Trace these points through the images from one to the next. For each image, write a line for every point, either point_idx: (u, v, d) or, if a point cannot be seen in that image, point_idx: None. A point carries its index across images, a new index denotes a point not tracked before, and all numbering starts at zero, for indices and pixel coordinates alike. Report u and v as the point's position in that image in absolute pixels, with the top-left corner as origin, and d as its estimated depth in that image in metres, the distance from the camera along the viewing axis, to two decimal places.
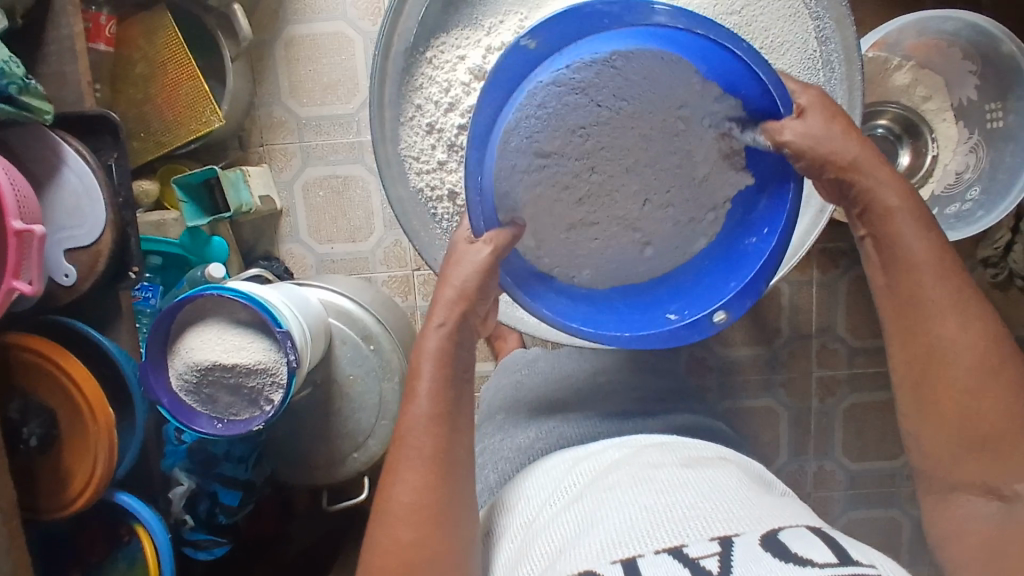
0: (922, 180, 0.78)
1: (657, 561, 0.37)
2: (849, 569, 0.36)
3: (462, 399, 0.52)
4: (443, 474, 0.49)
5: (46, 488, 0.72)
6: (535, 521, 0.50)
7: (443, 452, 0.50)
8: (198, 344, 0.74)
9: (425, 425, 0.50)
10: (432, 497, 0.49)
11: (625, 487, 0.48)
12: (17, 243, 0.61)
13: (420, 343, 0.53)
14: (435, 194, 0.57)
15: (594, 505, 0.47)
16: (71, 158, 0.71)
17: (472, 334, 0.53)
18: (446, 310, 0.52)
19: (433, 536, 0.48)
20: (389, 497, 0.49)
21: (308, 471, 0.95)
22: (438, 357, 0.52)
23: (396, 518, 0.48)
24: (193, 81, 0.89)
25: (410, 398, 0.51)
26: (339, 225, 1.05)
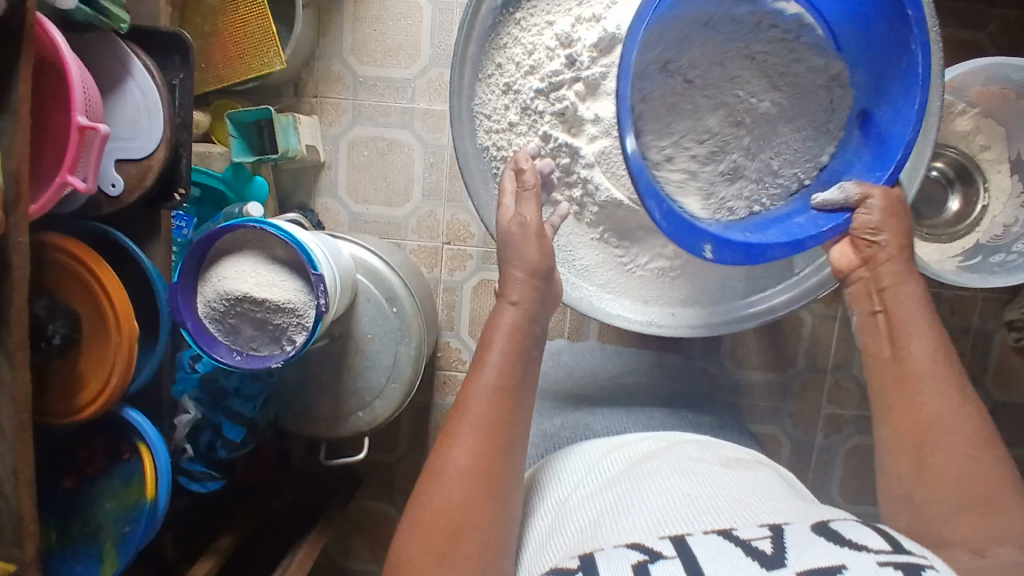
0: (968, 228, 0.78)
1: (708, 539, 0.37)
2: (906, 557, 0.36)
3: (529, 375, 0.52)
4: (503, 448, 0.48)
5: (58, 392, 0.72)
6: (567, 500, 0.50)
7: (505, 424, 0.49)
8: (231, 274, 0.75)
9: (489, 393, 0.49)
10: (489, 462, 0.47)
11: (665, 475, 0.48)
12: (79, 138, 0.61)
13: (493, 318, 0.53)
14: (501, 156, 0.58)
15: (636, 487, 0.47)
16: (138, 72, 0.72)
17: (545, 312, 0.54)
18: (522, 290, 0.53)
19: (483, 499, 0.46)
20: (444, 458, 0.47)
21: (310, 423, 0.95)
22: (512, 332, 0.52)
23: (451, 481, 0.46)
24: (262, 21, 0.90)
25: (477, 368, 0.51)
26: (378, 187, 1.05)
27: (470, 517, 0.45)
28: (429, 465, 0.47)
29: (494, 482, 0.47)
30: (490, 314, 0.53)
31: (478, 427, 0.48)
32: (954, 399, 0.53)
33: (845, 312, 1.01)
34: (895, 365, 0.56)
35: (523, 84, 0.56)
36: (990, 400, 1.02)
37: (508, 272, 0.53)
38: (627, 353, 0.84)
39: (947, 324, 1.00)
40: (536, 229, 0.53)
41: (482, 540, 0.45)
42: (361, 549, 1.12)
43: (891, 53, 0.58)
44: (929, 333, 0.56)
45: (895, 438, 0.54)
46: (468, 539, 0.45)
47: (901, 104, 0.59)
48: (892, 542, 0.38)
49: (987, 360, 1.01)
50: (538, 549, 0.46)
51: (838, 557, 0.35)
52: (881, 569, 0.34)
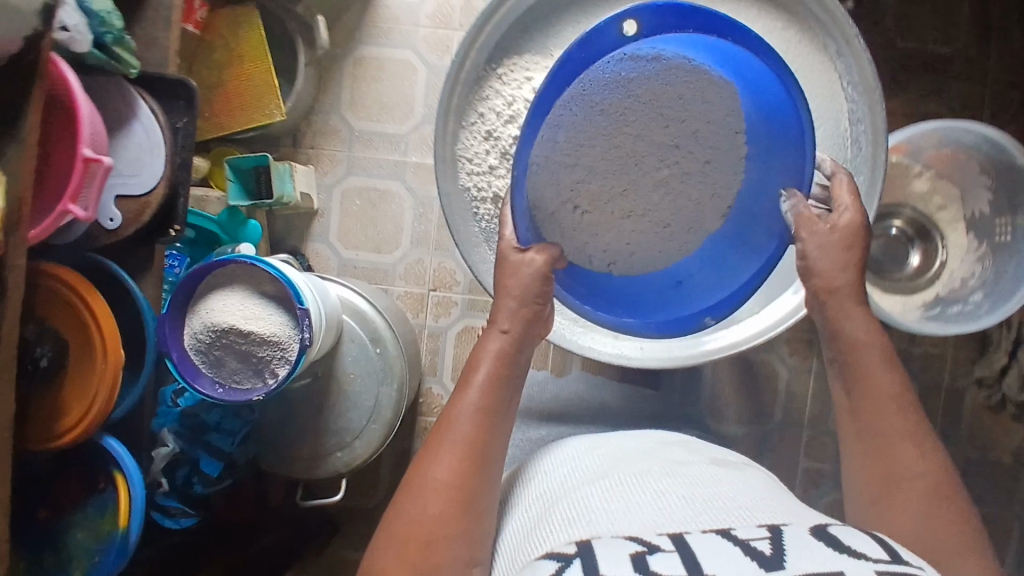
0: (929, 281, 0.82)
1: (708, 538, 0.38)
2: (901, 568, 0.36)
3: (509, 401, 0.54)
4: (478, 464, 0.50)
5: (39, 417, 0.73)
6: (558, 491, 0.51)
7: (482, 444, 0.50)
8: (218, 307, 0.77)
9: (472, 413, 0.51)
10: (468, 479, 0.49)
11: (658, 475, 0.49)
12: (83, 170, 0.64)
13: (481, 343, 0.55)
14: (480, 196, 0.62)
15: (619, 484, 0.48)
16: (144, 115, 0.76)
17: (532, 344, 0.57)
18: (514, 319, 0.55)
19: (457, 514, 0.47)
20: (423, 473, 0.49)
21: (288, 463, 0.96)
22: (497, 357, 0.54)
23: (429, 493, 0.48)
24: (265, 75, 0.96)
25: (462, 389, 0.53)
26: (368, 235, 1.09)
27: (445, 529, 0.47)
28: (408, 479, 0.49)
29: (468, 498, 0.48)
30: (482, 337, 0.56)
31: (460, 444, 0.50)
32: (917, 452, 0.54)
33: (819, 367, 1.04)
34: (856, 414, 0.58)
35: (502, 131, 0.60)
36: (964, 459, 1.02)
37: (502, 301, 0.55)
38: (603, 397, 0.86)
39: (920, 381, 1.02)
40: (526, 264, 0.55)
41: (455, 552, 0.47)
42: None
43: (836, 109, 0.63)
44: (889, 384, 0.57)
45: (862, 490, 0.55)
46: (443, 553, 0.46)
47: (848, 160, 0.63)
48: (889, 552, 0.39)
49: (961, 418, 1.02)
50: (527, 535, 0.47)
51: (834, 561, 0.35)
52: None
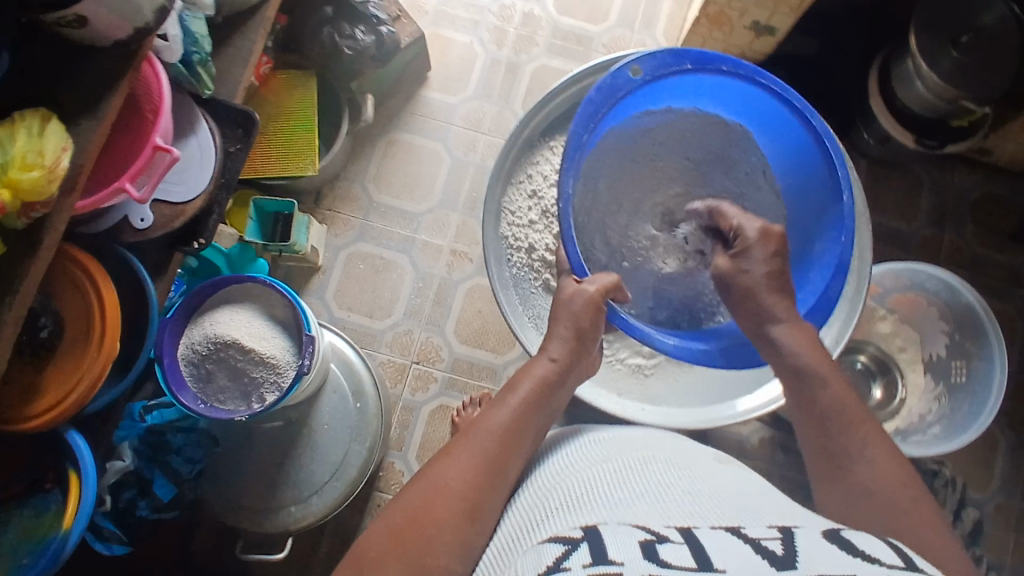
0: (889, 415, 0.89)
1: (718, 534, 0.39)
2: (914, 573, 0.37)
3: (536, 428, 0.58)
4: (493, 479, 0.52)
5: (9, 396, 0.70)
6: (571, 472, 0.52)
7: (501, 462, 0.54)
8: (225, 320, 0.78)
9: (499, 430, 0.55)
10: (479, 488, 0.51)
11: (670, 472, 0.49)
12: (150, 156, 0.68)
13: (526, 366, 0.62)
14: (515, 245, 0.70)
15: (633, 470, 0.49)
16: (202, 131, 0.81)
17: (572, 378, 0.63)
18: (561, 350, 0.63)
19: (463, 521, 0.49)
20: (438, 476, 0.52)
21: (235, 508, 0.91)
22: (537, 381, 0.60)
23: (438, 495, 0.50)
24: (309, 135, 1.05)
25: (496, 406, 0.58)
26: (364, 299, 1.12)
27: (445, 531, 0.48)
28: (425, 474, 0.52)
29: (477, 509, 0.50)
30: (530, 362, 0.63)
31: (476, 457, 0.53)
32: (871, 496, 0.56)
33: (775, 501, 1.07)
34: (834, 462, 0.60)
35: (546, 193, 0.71)
36: None
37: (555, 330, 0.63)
38: None
39: None
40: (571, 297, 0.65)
41: (449, 558, 0.47)
42: None
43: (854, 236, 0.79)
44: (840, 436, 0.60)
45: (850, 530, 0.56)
46: (436, 556, 0.47)
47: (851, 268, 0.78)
48: (902, 558, 0.39)
49: None
50: (538, 510, 0.48)
51: (846, 564, 0.36)
52: None
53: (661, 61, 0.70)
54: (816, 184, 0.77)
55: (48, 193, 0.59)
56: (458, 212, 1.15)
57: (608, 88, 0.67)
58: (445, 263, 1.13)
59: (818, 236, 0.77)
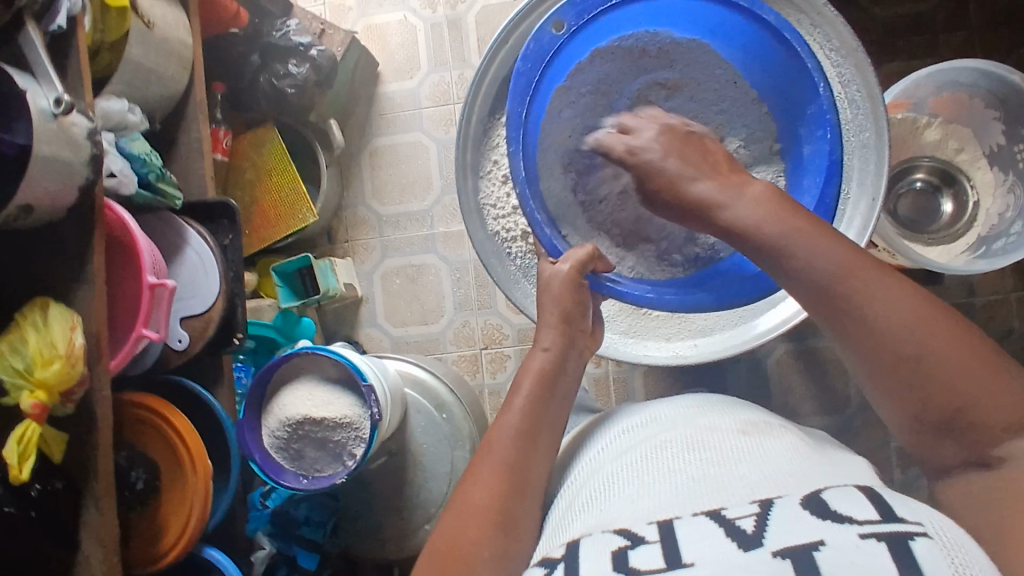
0: (967, 225, 0.82)
1: (696, 521, 0.40)
2: (891, 525, 0.37)
3: (553, 419, 0.57)
4: (516, 485, 0.52)
5: (142, 542, 0.76)
6: (588, 474, 0.54)
7: (520, 465, 0.53)
8: (290, 400, 0.81)
9: (511, 434, 0.55)
10: (503, 498, 0.51)
11: (676, 451, 0.50)
12: (150, 295, 0.70)
13: (525, 363, 0.61)
14: (510, 235, 0.68)
15: (641, 459, 0.51)
16: (194, 239, 0.82)
17: (576, 352, 0.62)
18: (552, 337, 0.62)
19: (493, 535, 0.50)
20: (464, 493, 0.52)
21: (380, 545, 0.97)
22: (541, 374, 0.59)
23: (469, 511, 0.51)
24: (294, 184, 1.02)
25: (505, 409, 0.57)
26: (413, 309, 1.13)
27: (480, 550, 0.49)
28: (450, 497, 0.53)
29: (504, 516, 0.51)
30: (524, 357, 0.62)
31: (498, 468, 0.53)
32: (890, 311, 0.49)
33: None
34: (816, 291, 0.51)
35: None
36: None
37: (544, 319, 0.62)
38: None
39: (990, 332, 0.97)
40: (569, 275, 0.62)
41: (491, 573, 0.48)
42: None
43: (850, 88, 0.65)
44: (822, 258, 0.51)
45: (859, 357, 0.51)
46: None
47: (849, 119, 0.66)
48: (887, 511, 0.39)
49: None
50: (556, 520, 0.51)
51: (818, 530, 0.36)
52: (861, 541, 0.35)
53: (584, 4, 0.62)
54: (787, 69, 0.65)
55: (76, 375, 0.63)
56: None
57: (534, 54, 0.63)
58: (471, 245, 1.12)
59: (804, 135, 0.67)
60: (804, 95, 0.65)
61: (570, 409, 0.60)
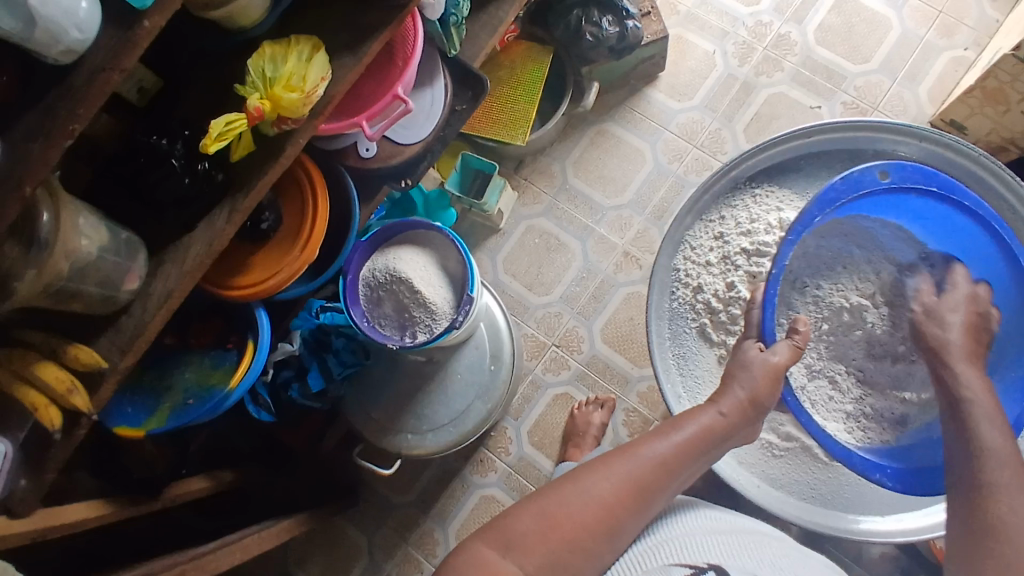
0: None
1: None
2: None
3: (695, 463, 0.67)
4: (632, 499, 0.63)
5: (224, 266, 0.83)
6: (689, 539, 0.64)
7: (639, 486, 0.63)
8: (406, 259, 0.86)
9: (657, 459, 0.65)
10: (621, 503, 0.62)
11: (765, 573, 0.60)
12: (388, 102, 0.78)
13: (695, 411, 0.70)
14: (684, 280, 0.88)
15: (734, 563, 0.60)
16: (437, 87, 0.89)
17: (743, 430, 0.70)
18: (733, 408, 0.69)
19: (597, 532, 0.60)
20: (586, 481, 0.62)
21: (364, 419, 1.01)
22: (705, 429, 0.68)
23: (584, 501, 0.61)
24: (528, 107, 1.08)
25: (657, 437, 0.66)
26: (529, 271, 1.17)
27: (584, 539, 0.59)
28: (578, 476, 0.63)
29: (614, 524, 0.61)
30: (699, 408, 0.70)
31: (625, 477, 0.63)
32: None
33: None
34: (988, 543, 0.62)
35: (732, 240, 0.88)
36: None
37: (734, 389, 0.70)
38: None
39: None
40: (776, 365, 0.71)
41: (583, 560, 0.60)
42: (317, 563, 1.13)
43: None
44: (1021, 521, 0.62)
45: None
46: (576, 559, 0.59)
47: None
48: None
49: None
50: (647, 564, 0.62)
51: None
52: None
53: (909, 173, 0.78)
54: (1018, 318, 0.81)
55: (302, 113, 0.70)
56: (644, 217, 1.15)
57: (851, 182, 0.78)
58: (614, 261, 1.15)
59: (1003, 389, 0.83)
60: (1014, 365, 0.83)
61: (707, 465, 0.69)
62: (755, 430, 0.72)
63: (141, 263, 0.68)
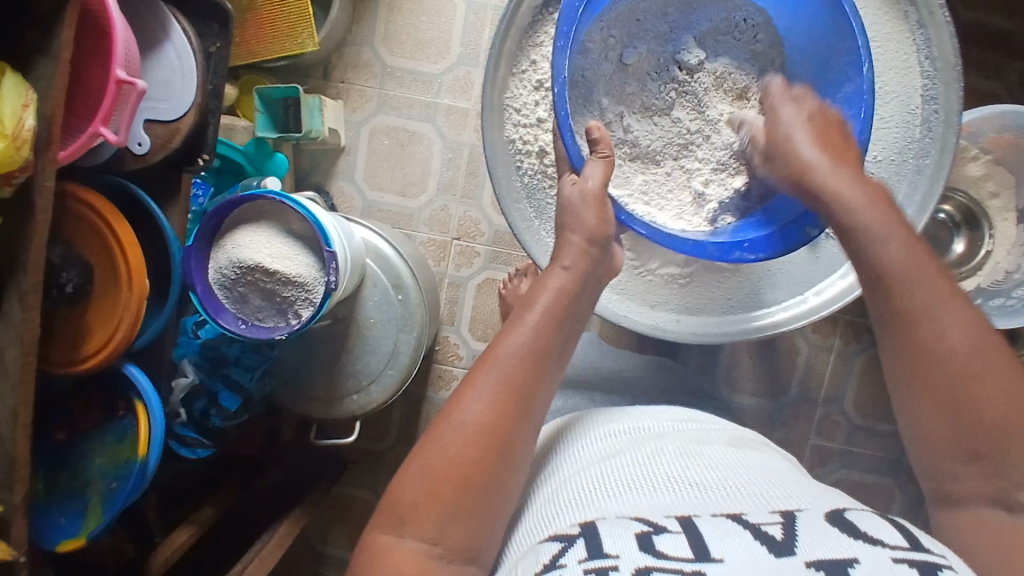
0: (971, 272, 0.87)
1: (719, 520, 0.38)
2: (920, 555, 0.36)
3: (565, 342, 0.55)
4: (513, 403, 0.50)
5: (62, 341, 0.72)
6: (578, 465, 0.51)
7: (519, 387, 0.50)
8: (246, 243, 0.76)
9: (522, 351, 0.52)
10: (504, 420, 0.49)
11: (671, 457, 0.48)
12: (115, 92, 0.62)
13: (542, 279, 0.58)
14: (526, 149, 0.65)
15: (638, 462, 0.48)
16: (176, 36, 0.73)
17: (596, 280, 0.60)
18: (575, 257, 0.59)
19: (491, 462, 0.48)
20: (459, 410, 0.49)
21: (304, 401, 0.96)
22: (558, 296, 0.57)
23: (461, 438, 0.48)
24: (301, 2, 0.92)
25: (513, 327, 0.53)
26: (394, 176, 1.06)
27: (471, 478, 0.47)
28: (447, 410, 0.49)
29: (504, 443, 0.49)
30: (544, 274, 0.59)
31: (502, 387, 0.50)
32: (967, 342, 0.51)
33: (841, 346, 1.04)
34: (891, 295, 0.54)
35: None
36: None
37: (566, 237, 0.59)
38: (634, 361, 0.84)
39: None
40: (595, 195, 0.60)
41: (481, 512, 0.47)
42: (336, 535, 1.13)
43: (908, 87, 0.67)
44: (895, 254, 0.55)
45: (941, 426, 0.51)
46: (475, 512, 0.47)
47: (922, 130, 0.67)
48: (911, 540, 0.38)
49: None
50: (542, 508, 0.48)
51: (854, 549, 0.35)
52: (896, 563, 0.34)
53: None
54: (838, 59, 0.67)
55: (20, 159, 0.55)
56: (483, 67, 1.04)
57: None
58: (473, 128, 1.05)
59: None
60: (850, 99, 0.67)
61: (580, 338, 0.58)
62: (614, 265, 0.62)
63: None
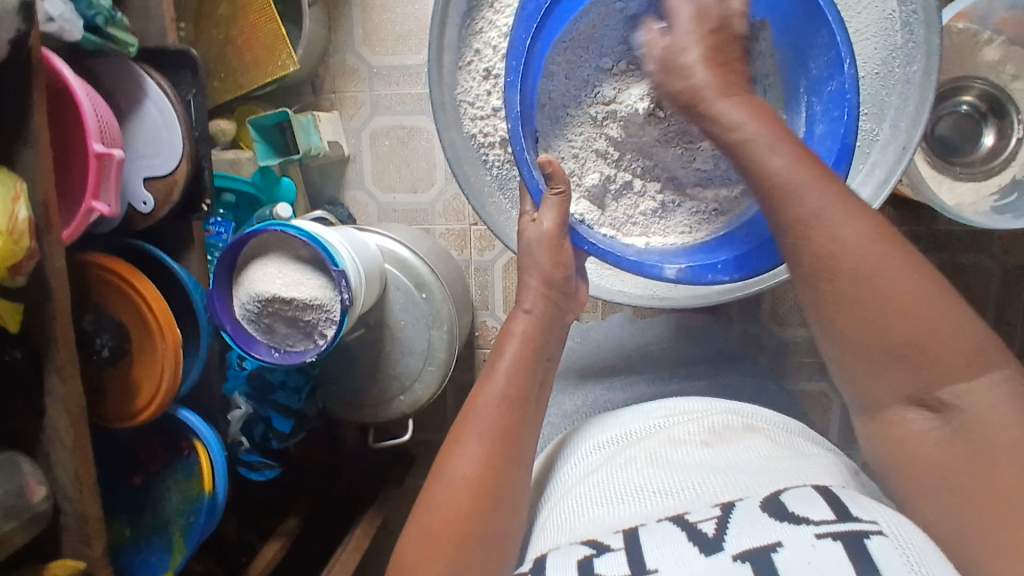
0: (1004, 163, 0.81)
1: (661, 527, 0.40)
2: (846, 525, 0.35)
3: (538, 382, 0.59)
4: (500, 452, 0.52)
5: (115, 399, 0.78)
6: (568, 485, 0.54)
7: (498, 433, 0.53)
8: (260, 276, 0.79)
9: (496, 400, 0.55)
10: (492, 464, 0.52)
11: (642, 465, 0.50)
12: (97, 165, 0.65)
13: (508, 325, 0.62)
14: (488, 141, 0.65)
15: (611, 476, 0.50)
16: (153, 91, 0.75)
17: (559, 318, 0.63)
18: (533, 299, 0.62)
19: (481, 507, 0.50)
20: (450, 465, 0.52)
21: (356, 410, 0.99)
22: (523, 338, 0.60)
23: (453, 487, 0.51)
24: (271, 24, 0.92)
25: (487, 376, 0.57)
26: (402, 175, 1.07)
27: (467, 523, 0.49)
28: (439, 468, 0.52)
29: (493, 490, 0.51)
30: (508, 319, 0.63)
31: (484, 435, 0.53)
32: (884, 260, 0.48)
33: None
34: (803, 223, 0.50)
35: (501, 67, 0.63)
36: None
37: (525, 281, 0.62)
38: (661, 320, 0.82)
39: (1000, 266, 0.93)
40: (550, 232, 0.60)
41: (485, 552, 0.48)
42: None
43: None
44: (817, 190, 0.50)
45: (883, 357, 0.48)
46: (476, 552, 0.48)
47: (902, 41, 0.60)
48: (841, 510, 0.38)
49: None
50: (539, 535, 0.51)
51: (778, 535, 0.35)
52: (817, 541, 0.34)
53: None
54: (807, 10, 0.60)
55: (21, 249, 0.58)
56: None
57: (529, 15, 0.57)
58: None
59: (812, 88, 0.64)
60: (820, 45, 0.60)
61: (554, 371, 0.61)
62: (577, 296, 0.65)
63: (30, 470, 0.65)
